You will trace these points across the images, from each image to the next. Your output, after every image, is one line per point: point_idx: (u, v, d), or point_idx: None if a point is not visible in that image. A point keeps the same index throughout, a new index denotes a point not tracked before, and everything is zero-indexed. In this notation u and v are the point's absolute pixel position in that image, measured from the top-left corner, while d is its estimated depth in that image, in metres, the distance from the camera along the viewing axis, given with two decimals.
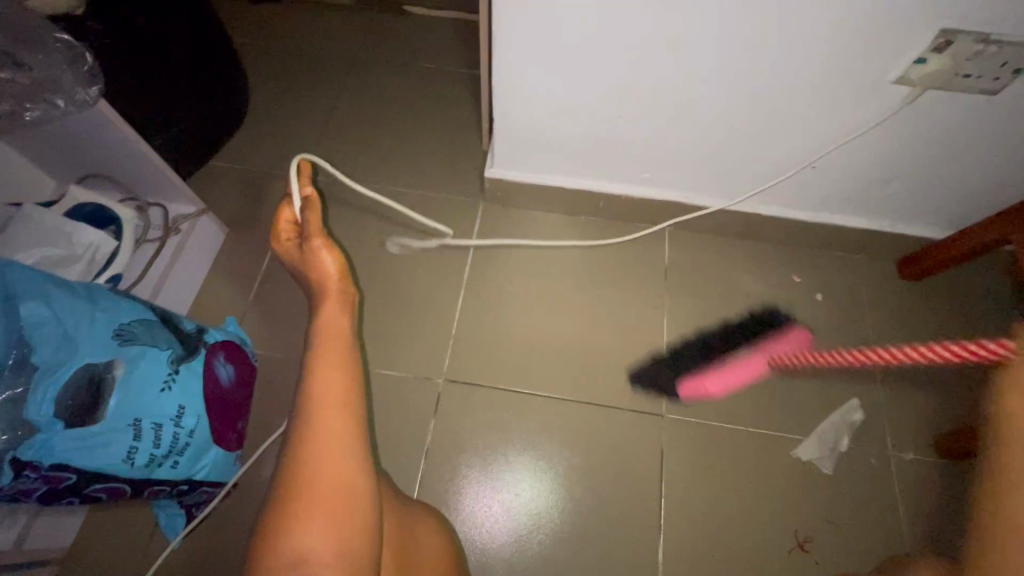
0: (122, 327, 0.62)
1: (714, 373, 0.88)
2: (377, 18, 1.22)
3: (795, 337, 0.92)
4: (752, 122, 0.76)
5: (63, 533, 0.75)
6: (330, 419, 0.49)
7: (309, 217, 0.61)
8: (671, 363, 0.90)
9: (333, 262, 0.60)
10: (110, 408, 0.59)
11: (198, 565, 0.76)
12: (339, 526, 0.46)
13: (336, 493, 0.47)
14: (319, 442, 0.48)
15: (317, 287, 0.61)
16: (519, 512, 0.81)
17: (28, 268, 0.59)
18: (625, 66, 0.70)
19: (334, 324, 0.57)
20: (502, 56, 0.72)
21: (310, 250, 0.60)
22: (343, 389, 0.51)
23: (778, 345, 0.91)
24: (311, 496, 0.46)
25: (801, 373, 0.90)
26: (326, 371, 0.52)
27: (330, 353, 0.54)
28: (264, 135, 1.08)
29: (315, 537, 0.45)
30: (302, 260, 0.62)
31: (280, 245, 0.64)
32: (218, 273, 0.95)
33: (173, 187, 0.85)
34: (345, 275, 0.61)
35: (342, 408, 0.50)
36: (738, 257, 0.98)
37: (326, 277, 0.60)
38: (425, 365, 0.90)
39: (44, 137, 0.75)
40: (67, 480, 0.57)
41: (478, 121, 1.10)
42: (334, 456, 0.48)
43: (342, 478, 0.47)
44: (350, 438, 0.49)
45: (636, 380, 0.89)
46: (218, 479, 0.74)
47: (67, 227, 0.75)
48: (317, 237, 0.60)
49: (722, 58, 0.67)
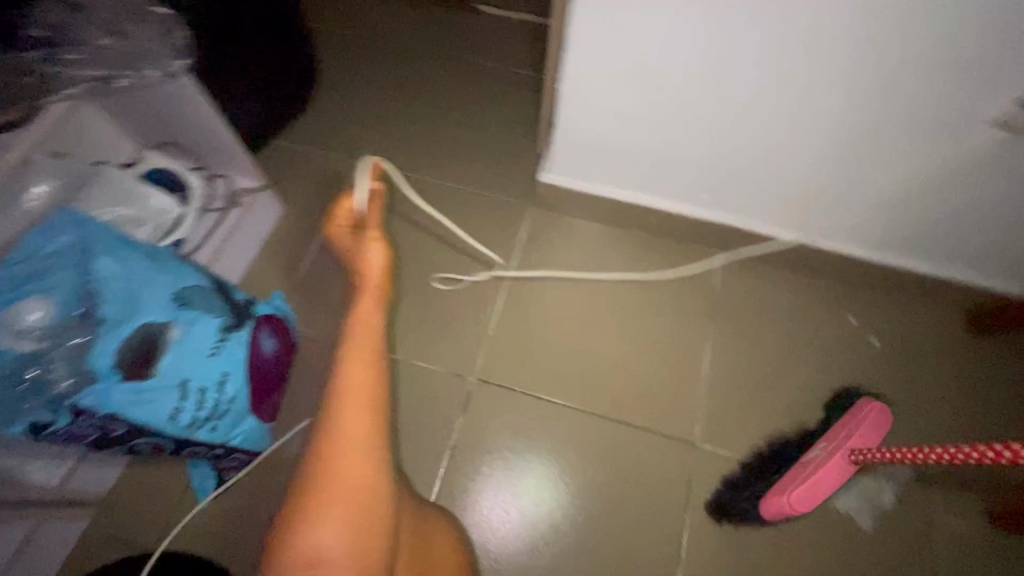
0: (181, 290, 0.65)
1: (790, 487, 0.73)
2: (448, 13, 1.24)
3: (870, 413, 0.78)
4: (830, 151, 0.72)
5: (102, 481, 0.78)
6: (354, 415, 0.50)
7: (369, 209, 0.62)
8: (751, 482, 0.79)
9: (380, 263, 0.60)
10: (162, 364, 0.61)
11: (223, 528, 0.79)
12: (355, 525, 0.46)
13: (355, 489, 0.47)
14: (341, 438, 0.49)
15: (358, 280, 0.61)
16: (531, 516, 0.81)
17: (107, 226, 0.64)
18: (695, 84, 0.69)
19: (368, 321, 0.57)
20: (569, 65, 0.72)
21: (366, 244, 0.61)
22: (369, 386, 0.52)
23: (855, 432, 0.76)
24: (330, 491, 0.46)
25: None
26: (356, 366, 0.53)
27: (359, 348, 0.55)
28: (327, 118, 1.11)
29: (334, 533, 0.45)
30: (349, 249, 0.62)
31: (332, 231, 0.63)
32: (270, 249, 0.98)
33: (238, 161, 0.88)
34: (389, 277, 0.61)
35: (368, 404, 0.51)
36: (788, 290, 0.95)
37: (370, 274, 0.60)
38: (457, 362, 0.90)
39: (129, 105, 0.80)
40: (117, 430, 0.60)
41: (535, 125, 1.10)
42: (354, 452, 0.48)
43: (360, 475, 0.48)
44: (373, 435, 0.50)
45: (714, 505, 0.80)
46: (253, 447, 0.77)
47: (139, 190, 0.78)
48: (376, 234, 0.60)
49: (805, 80, 0.64)
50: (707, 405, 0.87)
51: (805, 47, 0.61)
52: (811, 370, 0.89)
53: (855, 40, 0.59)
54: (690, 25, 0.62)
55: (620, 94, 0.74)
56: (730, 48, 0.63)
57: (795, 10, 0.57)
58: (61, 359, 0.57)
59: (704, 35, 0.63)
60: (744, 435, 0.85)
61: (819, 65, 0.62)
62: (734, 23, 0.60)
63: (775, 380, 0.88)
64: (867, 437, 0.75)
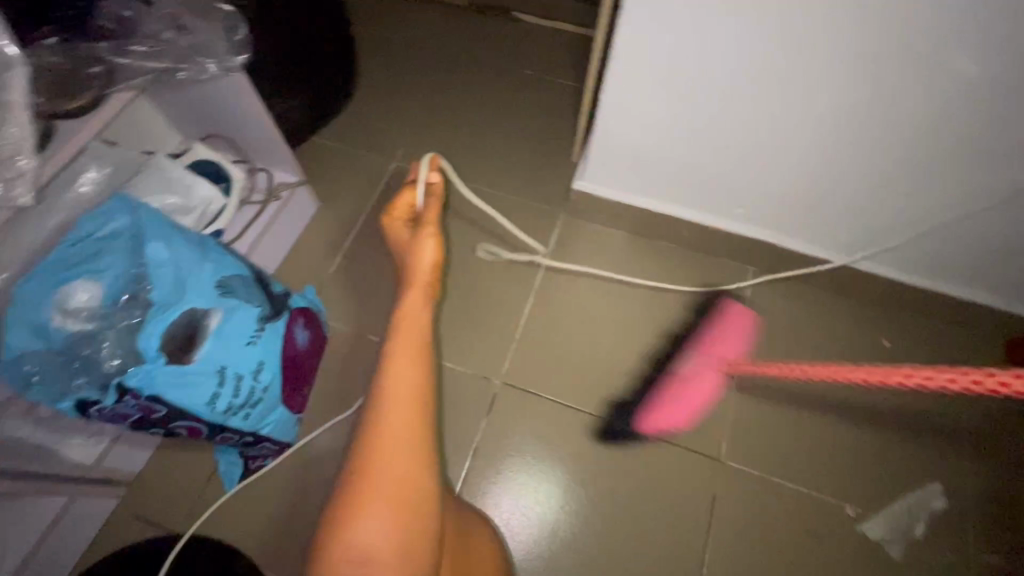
0: (224, 279, 0.67)
1: (661, 402, 0.86)
2: (487, 20, 1.26)
3: (730, 323, 0.92)
4: (874, 172, 0.72)
5: (132, 463, 0.80)
6: (400, 413, 0.50)
7: (431, 204, 0.64)
8: (623, 406, 0.86)
9: (432, 257, 0.62)
10: (203, 350, 0.63)
11: (250, 517, 0.80)
12: (402, 522, 0.46)
13: (402, 485, 0.47)
14: (387, 435, 0.49)
15: (408, 273, 0.62)
16: (553, 523, 0.80)
17: (157, 212, 0.65)
18: (742, 99, 0.68)
19: (415, 316, 0.58)
20: (614, 74, 0.72)
21: (418, 237, 0.62)
22: (415, 385, 0.52)
23: (719, 344, 0.90)
24: (377, 489, 0.47)
25: (874, 445, 0.83)
26: (404, 365, 0.53)
27: (403, 346, 0.55)
28: (365, 118, 1.13)
29: (378, 529, 0.45)
30: (407, 242, 0.64)
31: (391, 222, 0.66)
32: (304, 244, 1.00)
33: (280, 156, 0.90)
34: (438, 270, 0.62)
35: (415, 403, 0.51)
36: (821, 311, 0.93)
37: (420, 267, 0.61)
38: (484, 364, 0.90)
39: (180, 100, 0.83)
40: (158, 412, 0.61)
41: (569, 133, 1.11)
42: (401, 450, 0.48)
43: (405, 473, 0.48)
44: (419, 433, 0.50)
45: (601, 432, 0.85)
46: (280, 437, 0.78)
47: (188, 179, 0.80)
48: (428, 228, 0.62)
49: (855, 101, 0.64)
50: (734, 422, 0.86)
51: (852, 71, 0.61)
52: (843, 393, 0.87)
53: (906, 66, 0.59)
54: (739, 44, 0.62)
55: (661, 109, 0.74)
56: (776, 68, 0.63)
57: (842, 37, 0.58)
58: (108, 338, 0.61)
59: (750, 55, 0.63)
60: (771, 455, 0.83)
61: (866, 89, 0.62)
62: (784, 43, 0.61)
63: (806, 401, 0.87)
64: (731, 347, 0.90)
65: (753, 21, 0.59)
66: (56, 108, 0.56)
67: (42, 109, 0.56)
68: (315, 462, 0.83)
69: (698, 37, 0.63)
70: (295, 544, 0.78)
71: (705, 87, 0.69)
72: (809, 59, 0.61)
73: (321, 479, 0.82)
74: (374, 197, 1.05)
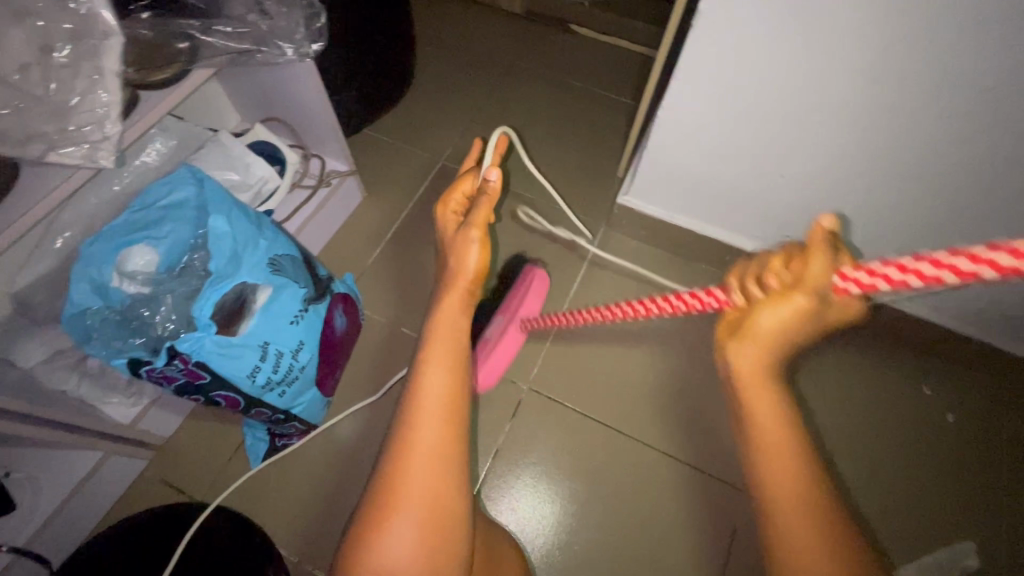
0: (276, 257, 0.68)
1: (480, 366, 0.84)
2: (542, 31, 1.27)
3: (533, 284, 0.90)
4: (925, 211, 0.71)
5: (165, 427, 0.82)
6: (431, 427, 0.47)
7: (481, 205, 0.59)
8: None
9: (477, 262, 0.58)
10: (250, 324, 0.64)
11: (272, 493, 0.81)
12: (430, 530, 0.45)
13: (431, 502, 0.45)
14: (415, 446, 0.46)
15: (449, 275, 0.60)
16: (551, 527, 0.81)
17: (220, 186, 0.67)
18: (806, 131, 0.67)
19: (449, 321, 0.56)
20: (673, 94, 0.71)
21: (464, 238, 0.59)
22: (452, 394, 0.49)
23: (520, 304, 0.88)
24: (408, 496, 0.45)
25: (899, 492, 0.82)
26: (438, 371, 0.50)
27: (436, 355, 0.52)
28: (417, 116, 1.15)
29: (407, 537, 0.44)
30: (452, 240, 0.61)
31: (445, 211, 0.64)
32: (348, 232, 1.02)
33: (334, 144, 0.92)
34: (480, 278, 0.59)
35: (448, 417, 0.48)
36: (856, 349, 0.91)
37: (463, 270, 0.59)
38: (513, 368, 0.91)
39: (245, 81, 0.86)
40: (202, 379, 0.62)
41: (615, 148, 1.11)
42: (432, 469, 0.45)
43: (434, 483, 0.45)
44: (450, 445, 0.47)
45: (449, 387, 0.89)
46: (308, 418, 0.79)
47: (247, 157, 0.82)
48: (476, 230, 0.58)
49: (912, 140, 0.62)
50: None
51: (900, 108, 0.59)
52: (872, 435, 0.86)
53: (962, 107, 0.57)
54: (788, 74, 0.61)
55: (711, 134, 0.74)
56: (827, 102, 0.62)
57: (902, 70, 0.56)
58: (166, 301, 0.63)
59: (801, 87, 0.62)
60: None
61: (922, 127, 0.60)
62: (837, 78, 0.59)
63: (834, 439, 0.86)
64: (531, 309, 0.89)
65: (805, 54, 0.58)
66: (144, 78, 0.58)
67: (131, 78, 0.57)
68: (341, 447, 0.84)
69: (748, 67, 0.63)
70: (314, 525, 0.80)
71: (755, 115, 0.68)
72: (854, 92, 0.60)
73: (345, 464, 0.83)
74: (420, 192, 1.07)
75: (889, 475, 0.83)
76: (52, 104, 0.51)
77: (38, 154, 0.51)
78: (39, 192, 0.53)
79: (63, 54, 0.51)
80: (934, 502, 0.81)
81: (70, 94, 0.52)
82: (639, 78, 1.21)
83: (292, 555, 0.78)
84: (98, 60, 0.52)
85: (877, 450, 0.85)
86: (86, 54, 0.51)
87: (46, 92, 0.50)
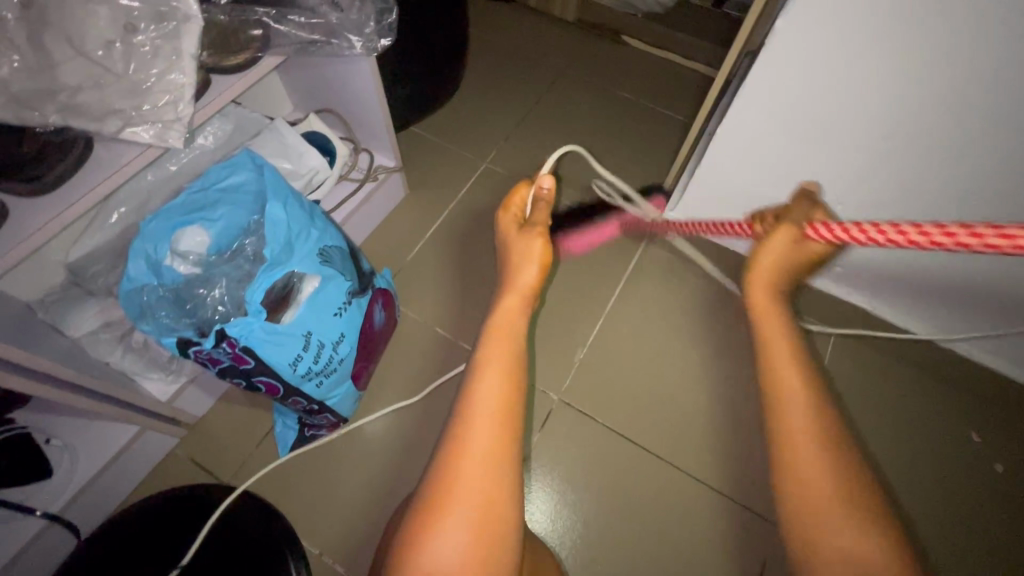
0: (325, 248, 0.68)
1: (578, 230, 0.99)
2: (595, 41, 1.27)
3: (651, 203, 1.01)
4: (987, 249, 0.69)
5: (199, 406, 0.82)
6: (483, 431, 0.43)
7: (540, 210, 0.59)
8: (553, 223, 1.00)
9: (540, 257, 0.56)
10: (295, 313, 0.64)
11: (300, 482, 0.81)
12: (477, 548, 0.40)
13: (476, 516, 0.41)
14: (459, 451, 0.43)
15: (507, 276, 0.57)
16: (572, 533, 0.79)
17: (277, 173, 0.67)
18: (877, 157, 0.65)
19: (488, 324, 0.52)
20: (738, 111, 0.69)
21: (527, 237, 0.57)
22: (508, 400, 0.45)
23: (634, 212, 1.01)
24: (458, 505, 0.41)
25: (949, 543, 0.78)
26: (494, 376, 0.46)
27: (493, 360, 0.47)
28: (465, 116, 1.15)
29: (450, 545, 0.40)
30: (512, 244, 0.59)
31: (504, 214, 0.61)
32: (389, 227, 1.02)
33: (386, 140, 0.92)
34: (545, 271, 0.56)
35: (502, 425, 0.44)
36: (905, 391, 0.88)
37: (520, 270, 0.56)
38: (546, 378, 0.90)
39: (304, 72, 0.86)
40: (247, 364, 0.62)
41: (662, 165, 1.10)
42: (483, 476, 0.42)
43: (488, 495, 0.42)
44: (501, 450, 0.43)
45: None
46: (339, 411, 0.79)
47: (301, 147, 0.82)
48: (541, 229, 0.58)
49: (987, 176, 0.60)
50: None
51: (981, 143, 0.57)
52: (920, 479, 0.82)
53: None
54: (865, 100, 0.59)
55: (774, 154, 0.72)
56: (904, 129, 0.60)
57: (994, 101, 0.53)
58: (220, 283, 0.63)
59: (876, 114, 0.60)
60: None
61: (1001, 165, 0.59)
62: (914, 107, 0.57)
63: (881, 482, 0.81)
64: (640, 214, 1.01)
65: (885, 81, 0.56)
66: (218, 62, 0.60)
67: (206, 61, 0.59)
68: (368, 441, 0.84)
69: (820, 90, 0.61)
70: (337, 519, 0.79)
71: (820, 139, 0.66)
72: (938, 127, 0.58)
73: (372, 460, 0.83)
74: (462, 192, 1.06)
75: (936, 523, 0.79)
76: (130, 82, 0.52)
77: (114, 130, 0.53)
78: (109, 167, 0.54)
79: (145, 35, 0.51)
80: (985, 556, 0.77)
81: (148, 73, 0.53)
82: (691, 95, 1.19)
83: (314, 547, 0.78)
84: (178, 42, 0.52)
85: (918, 490, 0.81)
86: (166, 36, 0.52)
87: (126, 70, 0.52)
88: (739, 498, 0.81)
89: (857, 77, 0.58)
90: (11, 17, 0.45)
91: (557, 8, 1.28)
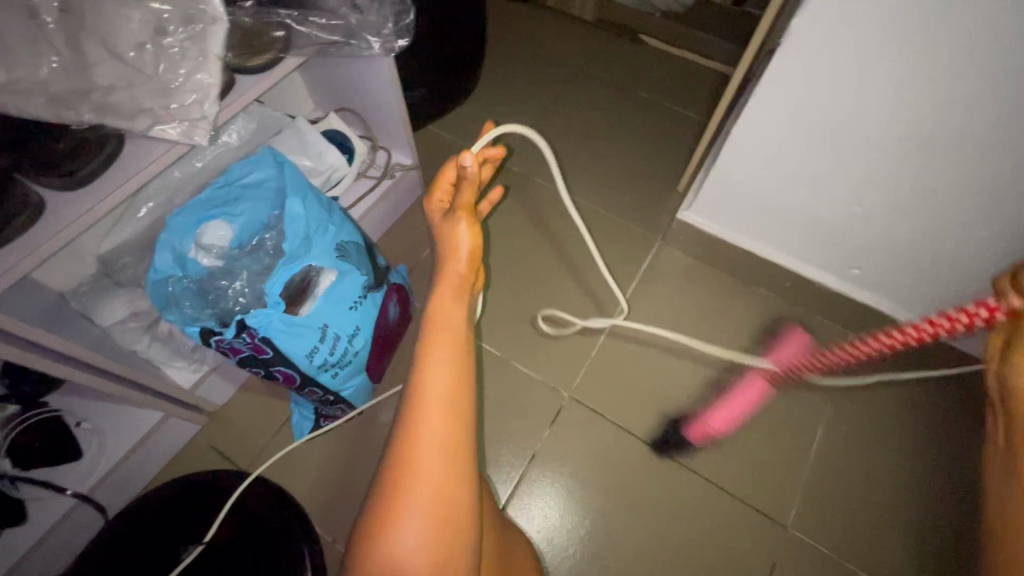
0: (342, 243, 0.70)
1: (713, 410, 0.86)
2: (611, 39, 1.27)
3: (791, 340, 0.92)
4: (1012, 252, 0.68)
5: (221, 394, 0.85)
6: (434, 422, 0.43)
7: (464, 191, 0.57)
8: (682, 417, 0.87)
9: (468, 244, 0.56)
10: (313, 306, 0.67)
11: (316, 471, 0.83)
12: (439, 531, 0.42)
13: (443, 502, 0.42)
14: (415, 444, 0.42)
15: (441, 258, 0.57)
16: (566, 529, 0.80)
17: (296, 170, 0.69)
18: (890, 158, 0.64)
19: (448, 312, 0.50)
20: (751, 111, 0.69)
21: (451, 222, 0.57)
22: (457, 387, 0.45)
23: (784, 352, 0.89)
24: (413, 492, 0.42)
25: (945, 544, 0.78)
26: (437, 364, 0.45)
27: (438, 343, 0.47)
28: (480, 114, 1.17)
29: (414, 535, 0.41)
30: (439, 228, 0.58)
31: (431, 204, 0.62)
32: (405, 224, 1.04)
33: (403, 138, 0.94)
34: (475, 258, 0.56)
35: (452, 413, 0.44)
36: (902, 387, 0.88)
37: (455, 253, 0.56)
38: (556, 375, 0.90)
39: (324, 73, 0.89)
40: (266, 354, 0.64)
41: (676, 164, 1.10)
42: (437, 466, 0.42)
43: (443, 481, 0.42)
44: (456, 438, 0.43)
45: (519, 353, 0.92)
46: (354, 401, 0.81)
47: (321, 145, 0.84)
48: (464, 213, 0.57)
49: (994, 175, 0.60)
50: (806, 489, 0.81)
51: (999, 140, 0.56)
52: (910, 474, 0.82)
53: None
54: (873, 100, 0.59)
55: (788, 155, 0.72)
56: (918, 127, 0.59)
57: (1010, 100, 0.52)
58: (241, 275, 0.66)
59: (883, 115, 0.60)
60: (840, 534, 0.79)
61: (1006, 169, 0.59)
62: (926, 107, 0.57)
63: (874, 480, 0.82)
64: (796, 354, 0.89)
65: (894, 84, 0.57)
66: (242, 63, 0.62)
67: (230, 62, 0.61)
68: (380, 432, 0.86)
69: (830, 92, 0.61)
70: (351, 505, 0.81)
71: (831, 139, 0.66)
72: (951, 125, 0.57)
73: None
74: None
75: (936, 525, 0.79)
76: (159, 82, 0.55)
77: (143, 128, 0.55)
78: (139, 163, 0.57)
79: (173, 37, 0.54)
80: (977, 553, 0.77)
81: (176, 74, 0.55)
82: (707, 93, 1.19)
83: (328, 535, 0.80)
84: (204, 44, 0.55)
85: (928, 494, 0.81)
86: (193, 37, 0.54)
87: (156, 71, 0.54)
88: (748, 498, 0.81)
89: (865, 80, 0.58)
90: (51, 21, 0.48)
91: (574, 7, 1.29)
